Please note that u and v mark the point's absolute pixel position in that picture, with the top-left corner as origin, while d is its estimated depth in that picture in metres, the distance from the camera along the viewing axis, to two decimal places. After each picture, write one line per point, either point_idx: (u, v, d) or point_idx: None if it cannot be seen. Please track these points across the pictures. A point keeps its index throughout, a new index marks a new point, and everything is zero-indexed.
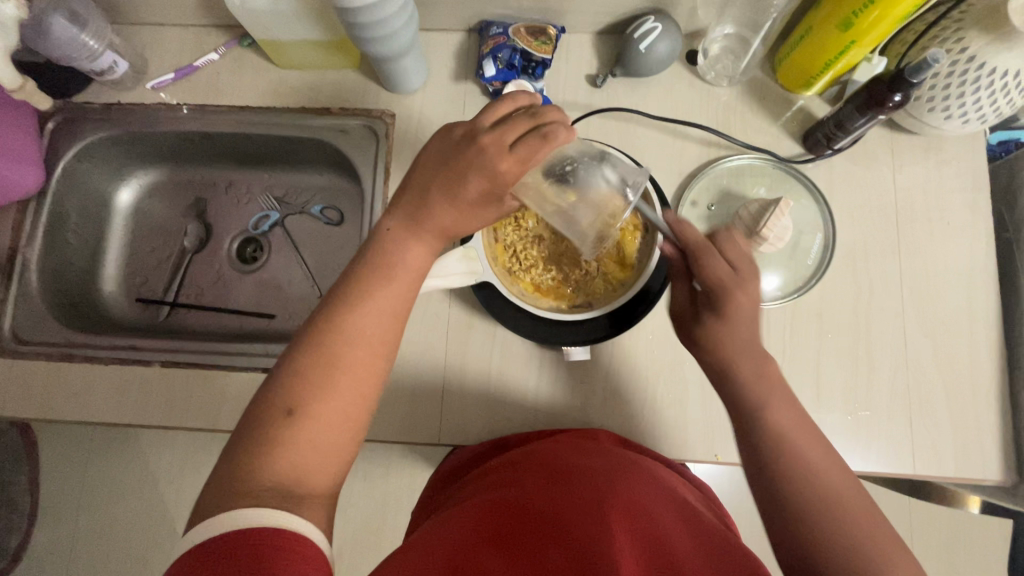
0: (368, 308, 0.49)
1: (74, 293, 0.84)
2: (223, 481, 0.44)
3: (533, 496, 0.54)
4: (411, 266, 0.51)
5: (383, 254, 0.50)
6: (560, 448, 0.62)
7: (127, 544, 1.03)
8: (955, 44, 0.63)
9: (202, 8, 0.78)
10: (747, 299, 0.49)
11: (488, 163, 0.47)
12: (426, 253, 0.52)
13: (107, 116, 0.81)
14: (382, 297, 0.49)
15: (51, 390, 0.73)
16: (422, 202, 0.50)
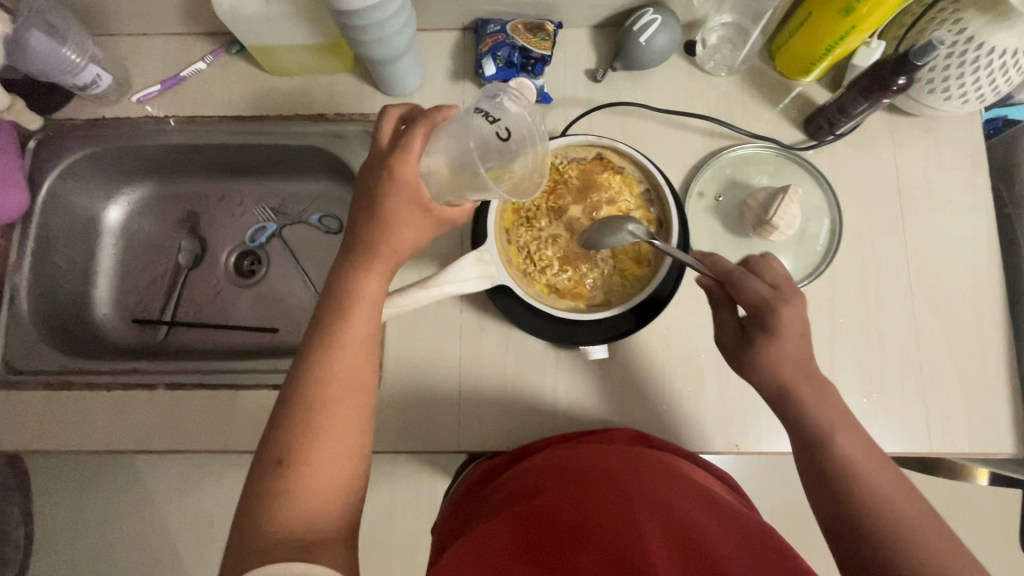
0: (341, 348, 0.51)
1: (66, 317, 0.81)
2: (239, 544, 0.45)
3: (562, 497, 0.53)
4: (374, 298, 0.53)
5: (344, 293, 0.53)
6: (579, 449, 0.61)
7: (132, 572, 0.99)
8: (953, 24, 0.64)
9: (188, 15, 0.76)
10: (791, 314, 0.52)
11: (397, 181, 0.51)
12: (383, 280, 0.54)
13: (91, 131, 0.78)
14: (352, 333, 0.52)
15: (52, 421, 0.70)
16: (366, 239, 0.53)
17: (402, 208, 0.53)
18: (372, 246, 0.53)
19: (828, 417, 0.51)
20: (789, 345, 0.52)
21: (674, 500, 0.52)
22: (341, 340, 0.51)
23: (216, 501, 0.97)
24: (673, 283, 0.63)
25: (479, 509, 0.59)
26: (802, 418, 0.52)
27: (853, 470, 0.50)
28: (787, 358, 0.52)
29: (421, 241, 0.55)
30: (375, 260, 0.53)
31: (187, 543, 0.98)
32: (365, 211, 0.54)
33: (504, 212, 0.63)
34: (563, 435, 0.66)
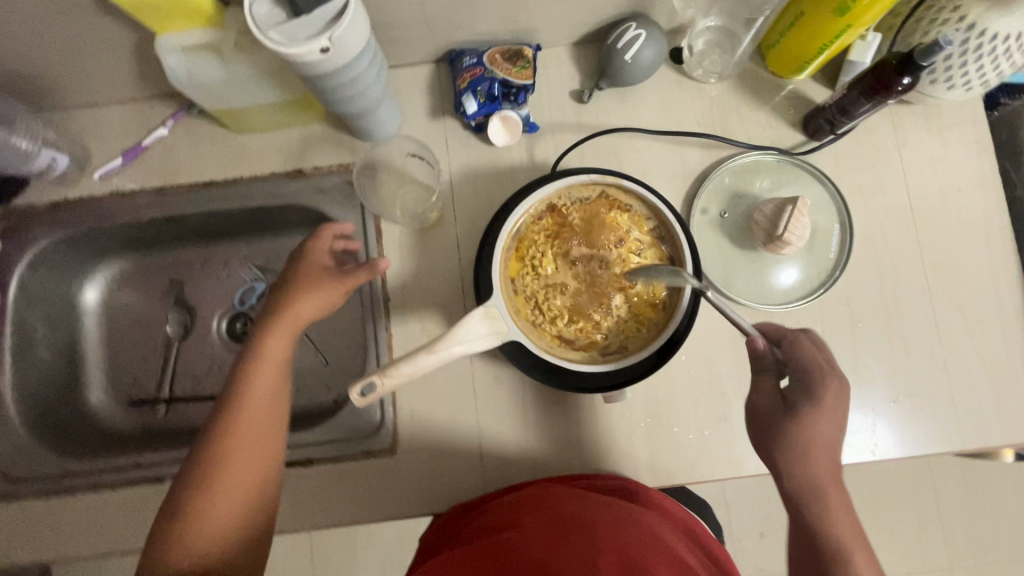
0: (245, 398, 0.53)
1: (58, 411, 0.77)
2: (147, 565, 0.47)
3: (530, 538, 0.53)
4: (276, 364, 0.54)
5: (247, 357, 0.54)
6: (570, 491, 0.59)
7: None
8: (951, 13, 0.60)
9: (140, 81, 0.71)
10: (836, 389, 0.49)
11: (316, 248, 0.60)
12: (286, 349, 0.55)
13: (55, 216, 0.73)
14: (258, 387, 0.53)
15: (61, 528, 0.67)
16: (276, 303, 0.57)
17: (314, 270, 0.59)
18: (275, 311, 0.56)
19: (847, 538, 0.47)
20: (825, 423, 0.49)
21: (634, 543, 0.52)
22: (247, 388, 0.53)
23: None
24: (688, 319, 0.58)
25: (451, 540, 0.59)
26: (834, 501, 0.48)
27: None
28: (821, 426, 0.49)
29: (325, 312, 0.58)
30: (280, 322, 0.55)
31: None
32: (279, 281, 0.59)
33: (508, 261, 0.60)
34: (558, 479, 0.64)
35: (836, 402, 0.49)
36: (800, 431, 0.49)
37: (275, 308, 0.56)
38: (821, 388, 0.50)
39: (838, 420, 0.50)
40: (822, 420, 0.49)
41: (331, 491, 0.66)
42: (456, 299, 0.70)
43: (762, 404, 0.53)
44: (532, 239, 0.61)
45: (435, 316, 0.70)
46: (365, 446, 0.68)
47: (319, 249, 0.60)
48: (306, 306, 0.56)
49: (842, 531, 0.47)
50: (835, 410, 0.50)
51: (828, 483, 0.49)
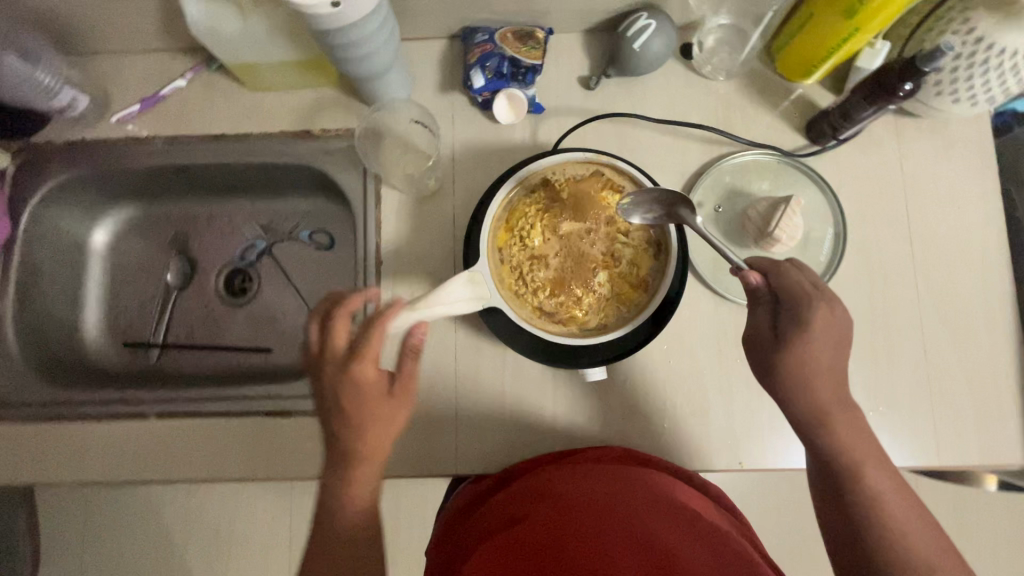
0: (341, 524, 0.53)
1: (55, 344, 0.79)
2: None
3: (548, 521, 0.50)
4: (363, 496, 0.54)
5: (331, 499, 0.53)
6: (563, 471, 0.59)
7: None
8: (961, 25, 0.60)
9: (164, 33, 0.73)
10: (824, 311, 0.51)
11: (366, 375, 0.51)
12: (374, 476, 0.54)
13: (72, 154, 0.76)
14: (348, 519, 0.53)
15: (45, 453, 0.70)
16: (343, 449, 0.52)
17: (366, 403, 0.51)
18: (352, 455, 0.52)
19: (862, 451, 0.51)
20: (818, 347, 0.51)
21: (647, 513, 0.52)
22: (336, 525, 0.53)
23: (220, 513, 1.11)
24: (680, 282, 0.61)
25: (459, 544, 0.54)
26: (841, 426, 0.51)
27: (878, 505, 0.50)
28: (813, 349, 0.51)
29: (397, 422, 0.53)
30: (355, 470, 0.53)
31: (188, 558, 1.10)
32: (331, 424, 0.53)
33: (497, 231, 0.62)
34: (544, 457, 0.64)
35: (824, 322, 0.51)
36: (797, 358, 0.51)
37: (347, 453, 0.53)
38: (807, 312, 0.51)
39: (829, 341, 0.51)
40: (815, 346, 0.51)
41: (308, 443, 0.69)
42: (446, 268, 0.71)
43: (757, 335, 0.55)
44: (523, 212, 0.62)
45: (424, 284, 0.71)
46: None
47: (365, 379, 0.51)
48: (379, 437, 0.52)
49: (857, 445, 0.51)
50: (830, 333, 0.51)
51: (833, 405, 0.51)
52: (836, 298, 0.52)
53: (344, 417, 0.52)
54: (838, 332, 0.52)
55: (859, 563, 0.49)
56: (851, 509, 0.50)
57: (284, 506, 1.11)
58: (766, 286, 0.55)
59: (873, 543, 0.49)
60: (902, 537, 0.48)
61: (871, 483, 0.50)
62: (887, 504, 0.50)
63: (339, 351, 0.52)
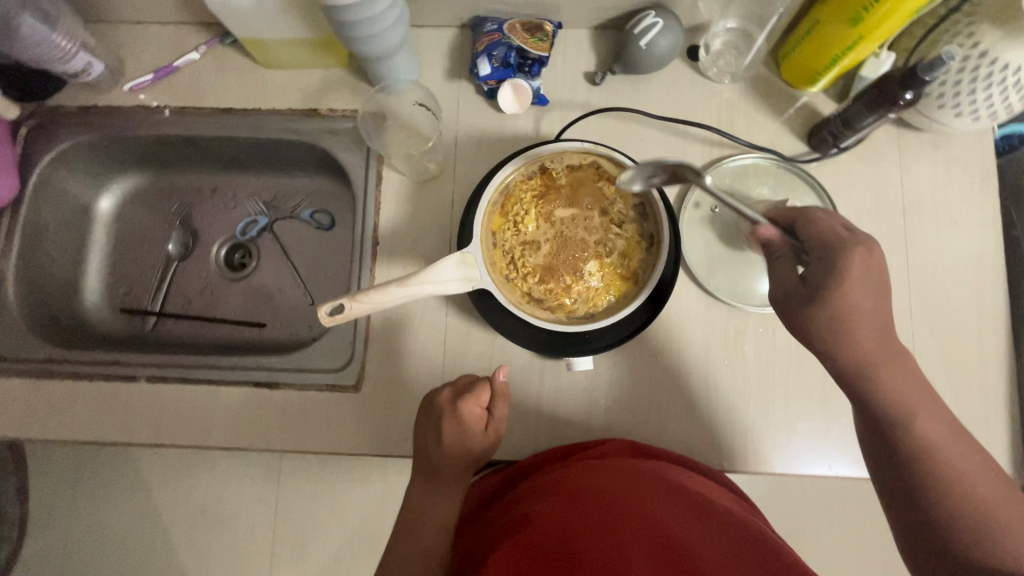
0: (421, 533, 0.61)
1: (55, 305, 0.81)
2: None
3: (559, 518, 0.51)
4: (441, 515, 0.62)
5: (413, 510, 0.62)
6: (569, 467, 0.59)
7: (122, 544, 1.11)
8: (966, 39, 0.61)
9: (181, 6, 0.75)
10: (863, 256, 0.49)
11: (469, 416, 0.60)
12: (451, 499, 0.63)
13: (84, 119, 0.78)
14: (425, 530, 0.61)
15: (36, 408, 0.71)
16: (433, 466, 0.62)
17: (466, 435, 0.61)
18: (439, 473, 0.62)
19: (904, 395, 0.49)
20: (861, 293, 0.49)
21: (649, 505, 0.53)
22: (415, 531, 0.61)
23: (207, 487, 1.12)
24: (673, 268, 0.64)
25: (478, 543, 0.56)
26: (882, 368, 0.49)
27: (930, 447, 0.48)
28: (856, 294, 0.49)
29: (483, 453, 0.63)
30: (445, 485, 0.62)
31: (172, 529, 1.11)
32: (428, 449, 0.62)
33: (492, 215, 0.63)
34: (551, 454, 0.64)
35: (863, 266, 0.49)
36: (836, 308, 0.49)
37: (435, 470, 0.62)
38: (846, 257, 0.49)
39: (870, 285, 0.49)
40: (854, 297, 0.49)
41: (293, 415, 0.70)
42: (441, 250, 0.72)
43: (788, 288, 0.53)
44: (518, 198, 0.64)
45: (418, 266, 0.72)
46: (331, 381, 0.70)
47: (469, 418, 0.60)
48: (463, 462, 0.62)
49: (899, 388, 0.49)
50: (873, 278, 0.49)
51: (877, 356, 0.49)
52: (871, 242, 0.50)
53: (442, 446, 0.61)
54: (877, 277, 0.49)
55: (915, 504, 0.48)
56: (903, 455, 0.48)
57: (271, 484, 1.12)
58: (788, 236, 0.54)
59: (927, 484, 0.48)
60: (955, 472, 0.47)
61: (920, 429, 0.48)
62: (936, 443, 0.48)
63: (451, 395, 0.61)
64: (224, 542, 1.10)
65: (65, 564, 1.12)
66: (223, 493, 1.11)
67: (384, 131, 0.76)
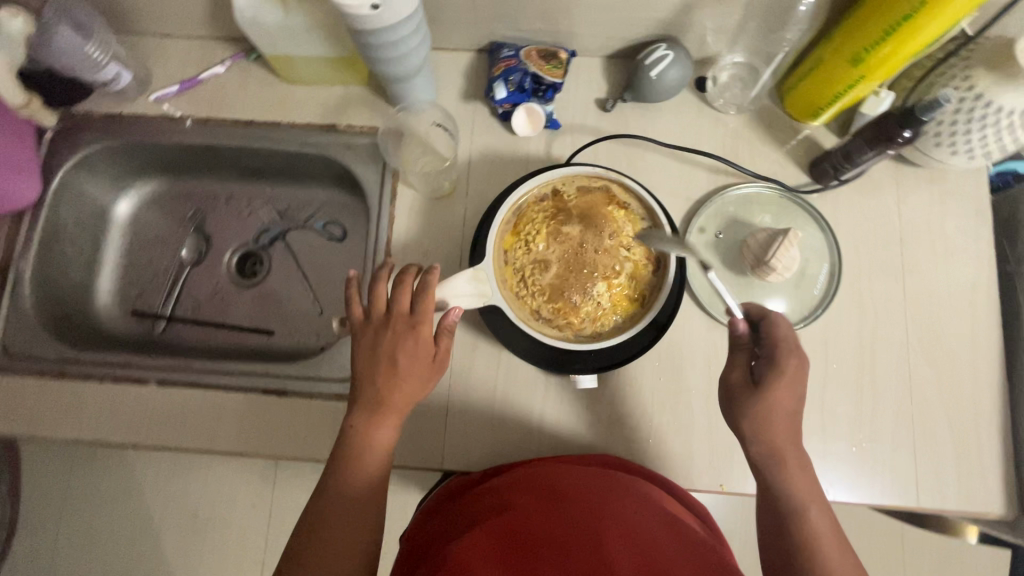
0: (358, 471, 0.55)
1: (67, 305, 0.82)
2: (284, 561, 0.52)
3: (532, 517, 0.52)
4: (381, 450, 0.56)
5: (356, 439, 0.56)
6: (551, 469, 0.60)
7: (112, 548, 1.11)
8: (962, 82, 0.63)
9: (210, 21, 0.78)
10: (795, 363, 0.55)
11: (421, 339, 0.57)
12: (394, 431, 0.57)
13: (108, 126, 0.80)
14: (362, 475, 0.55)
15: (44, 407, 0.71)
16: (377, 394, 0.56)
17: (415, 360, 0.57)
18: (382, 401, 0.56)
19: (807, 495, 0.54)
20: (786, 395, 0.55)
21: (622, 508, 0.54)
22: (352, 472, 0.55)
23: (203, 492, 1.12)
24: (671, 311, 0.65)
25: (446, 527, 0.56)
26: (789, 462, 0.55)
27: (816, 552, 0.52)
28: (782, 395, 0.55)
29: (425, 384, 0.58)
30: (388, 420, 0.56)
31: (166, 533, 1.11)
32: (373, 372, 0.57)
33: (504, 233, 0.65)
34: (529, 460, 0.65)
35: (794, 375, 0.55)
36: (765, 406, 0.55)
37: (378, 398, 0.57)
38: (782, 360, 0.55)
39: (797, 393, 0.55)
40: (781, 397, 0.55)
41: (299, 422, 0.71)
42: (451, 265, 0.74)
43: (732, 381, 0.58)
44: (530, 217, 0.66)
45: None
46: (339, 391, 0.72)
47: (420, 341, 0.57)
48: (409, 391, 0.57)
49: (802, 485, 0.55)
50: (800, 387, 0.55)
51: (789, 449, 0.55)
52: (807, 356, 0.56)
53: (391, 369, 0.56)
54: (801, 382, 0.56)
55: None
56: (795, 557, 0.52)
57: (266, 491, 1.12)
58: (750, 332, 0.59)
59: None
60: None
61: (811, 531, 0.53)
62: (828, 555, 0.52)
63: (403, 314, 0.58)
64: (217, 548, 1.10)
65: (52, 568, 1.11)
66: (219, 499, 1.12)
67: (400, 151, 0.77)
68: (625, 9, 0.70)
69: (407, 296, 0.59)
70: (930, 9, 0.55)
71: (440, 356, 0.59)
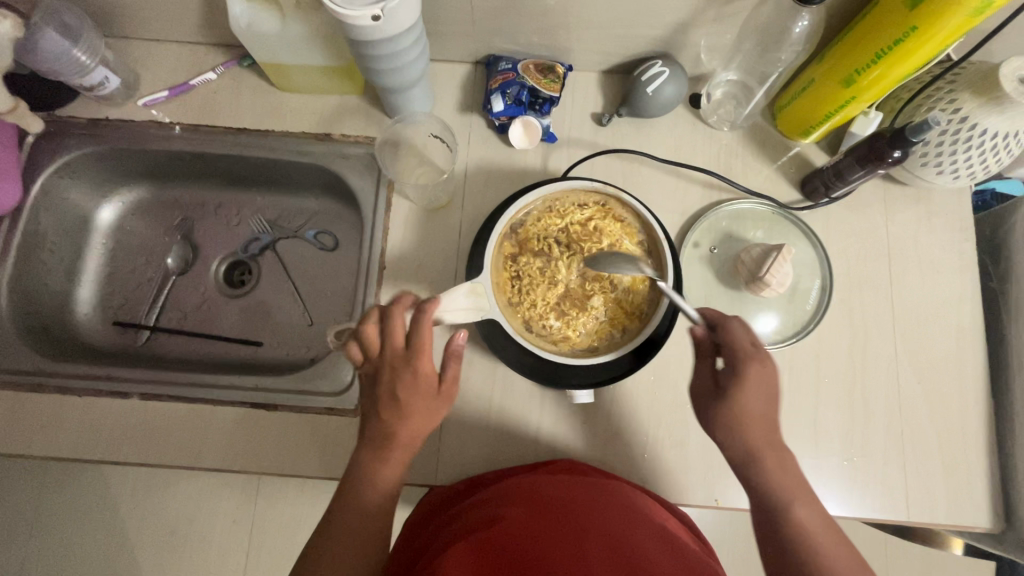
0: (361, 506, 0.54)
1: (46, 316, 0.79)
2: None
3: (514, 533, 0.51)
4: (388, 486, 0.55)
5: (361, 475, 0.55)
6: (538, 479, 0.60)
7: (85, 566, 1.07)
8: (948, 105, 0.65)
9: (203, 27, 0.77)
10: (757, 369, 0.52)
11: (422, 374, 0.54)
12: (399, 468, 0.55)
13: (93, 131, 0.78)
14: (362, 510, 0.54)
15: (19, 422, 0.69)
16: (382, 431, 0.55)
17: (418, 394, 0.55)
18: (388, 438, 0.55)
19: (756, 440, 0.53)
20: (753, 400, 0.52)
21: (612, 522, 0.54)
22: (351, 504, 0.54)
23: (182, 507, 1.08)
24: (668, 323, 0.64)
25: (432, 541, 0.55)
26: (750, 435, 0.53)
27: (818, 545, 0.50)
28: (748, 401, 0.52)
29: (437, 414, 0.56)
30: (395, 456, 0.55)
31: (141, 551, 1.07)
32: (378, 409, 0.55)
33: (503, 247, 0.66)
34: (522, 466, 0.65)
35: (755, 377, 0.52)
36: (728, 408, 0.53)
37: (384, 434, 0.55)
38: (741, 367, 0.52)
39: (764, 394, 0.53)
40: (751, 396, 0.52)
41: (287, 436, 0.69)
42: (447, 277, 0.73)
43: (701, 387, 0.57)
44: (528, 232, 0.67)
45: (423, 291, 0.73)
46: (330, 404, 0.70)
47: (421, 377, 0.54)
48: (416, 426, 0.55)
49: (752, 436, 0.53)
50: (762, 385, 0.52)
51: (764, 445, 0.53)
52: (769, 356, 0.53)
53: (395, 406, 0.54)
54: (767, 382, 0.53)
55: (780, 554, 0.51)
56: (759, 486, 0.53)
57: (248, 506, 1.09)
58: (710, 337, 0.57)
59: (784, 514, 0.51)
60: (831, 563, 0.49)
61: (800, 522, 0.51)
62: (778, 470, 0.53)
63: (399, 350, 0.54)
64: (196, 565, 1.06)
65: None
66: (198, 514, 1.08)
67: (398, 161, 0.77)
68: (623, 26, 0.71)
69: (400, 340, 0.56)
70: (922, 34, 0.56)
71: (447, 386, 0.57)
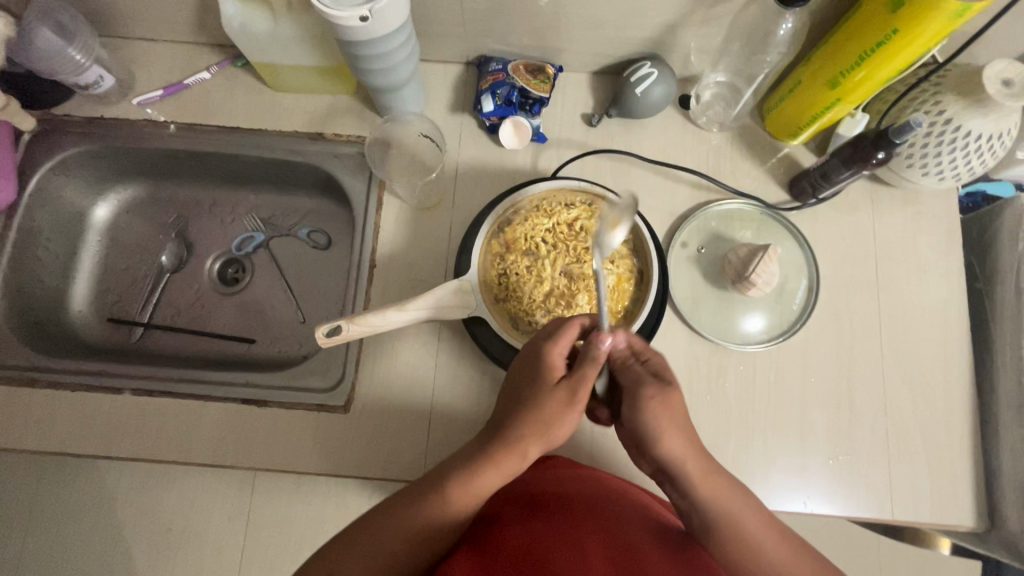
0: (437, 510, 0.50)
1: (41, 312, 0.80)
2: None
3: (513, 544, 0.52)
4: (474, 497, 0.50)
5: (451, 474, 0.50)
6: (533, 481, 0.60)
7: (82, 560, 1.07)
8: (933, 107, 0.66)
9: (197, 27, 0.77)
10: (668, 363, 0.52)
11: (548, 366, 0.51)
12: (496, 479, 0.50)
13: (88, 130, 0.79)
14: (422, 519, 0.50)
15: (13, 417, 0.69)
16: (500, 424, 0.52)
17: (544, 393, 0.50)
18: (502, 432, 0.51)
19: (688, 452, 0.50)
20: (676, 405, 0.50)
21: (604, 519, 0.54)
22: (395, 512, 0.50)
23: (179, 503, 1.09)
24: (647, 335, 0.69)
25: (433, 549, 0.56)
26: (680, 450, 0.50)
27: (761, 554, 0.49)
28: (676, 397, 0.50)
29: (558, 427, 0.50)
30: (502, 455, 0.50)
31: (137, 546, 1.08)
32: (509, 400, 0.53)
33: (490, 244, 0.68)
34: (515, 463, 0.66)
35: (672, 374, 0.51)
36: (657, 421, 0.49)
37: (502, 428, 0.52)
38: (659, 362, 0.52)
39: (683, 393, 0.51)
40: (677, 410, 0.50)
41: (277, 432, 0.69)
42: (437, 275, 0.73)
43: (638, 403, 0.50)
44: (515, 229, 0.68)
45: (413, 289, 0.73)
46: (320, 401, 0.70)
47: (549, 374, 0.51)
48: (531, 428, 0.50)
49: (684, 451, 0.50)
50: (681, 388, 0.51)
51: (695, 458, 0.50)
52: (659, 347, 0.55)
53: (517, 398, 0.52)
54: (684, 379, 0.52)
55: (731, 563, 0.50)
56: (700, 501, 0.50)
57: (243, 501, 1.09)
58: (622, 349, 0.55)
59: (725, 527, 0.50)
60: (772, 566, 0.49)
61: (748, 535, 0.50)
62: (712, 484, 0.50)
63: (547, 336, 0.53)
64: (191, 561, 1.07)
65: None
66: (193, 510, 1.09)
67: (387, 158, 0.78)
68: (612, 27, 0.72)
69: (543, 329, 0.54)
70: (904, 37, 0.57)
71: (573, 380, 0.50)
